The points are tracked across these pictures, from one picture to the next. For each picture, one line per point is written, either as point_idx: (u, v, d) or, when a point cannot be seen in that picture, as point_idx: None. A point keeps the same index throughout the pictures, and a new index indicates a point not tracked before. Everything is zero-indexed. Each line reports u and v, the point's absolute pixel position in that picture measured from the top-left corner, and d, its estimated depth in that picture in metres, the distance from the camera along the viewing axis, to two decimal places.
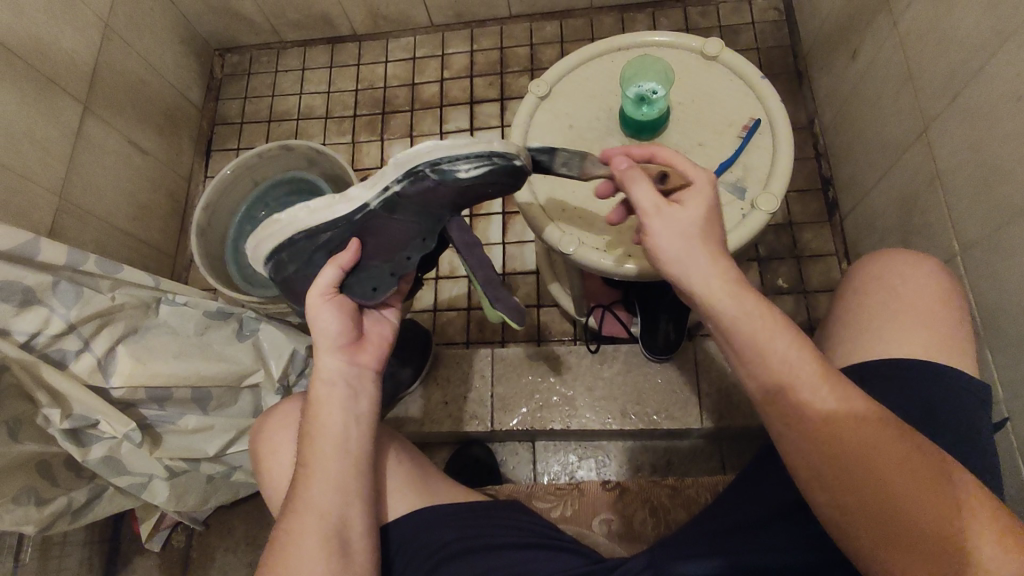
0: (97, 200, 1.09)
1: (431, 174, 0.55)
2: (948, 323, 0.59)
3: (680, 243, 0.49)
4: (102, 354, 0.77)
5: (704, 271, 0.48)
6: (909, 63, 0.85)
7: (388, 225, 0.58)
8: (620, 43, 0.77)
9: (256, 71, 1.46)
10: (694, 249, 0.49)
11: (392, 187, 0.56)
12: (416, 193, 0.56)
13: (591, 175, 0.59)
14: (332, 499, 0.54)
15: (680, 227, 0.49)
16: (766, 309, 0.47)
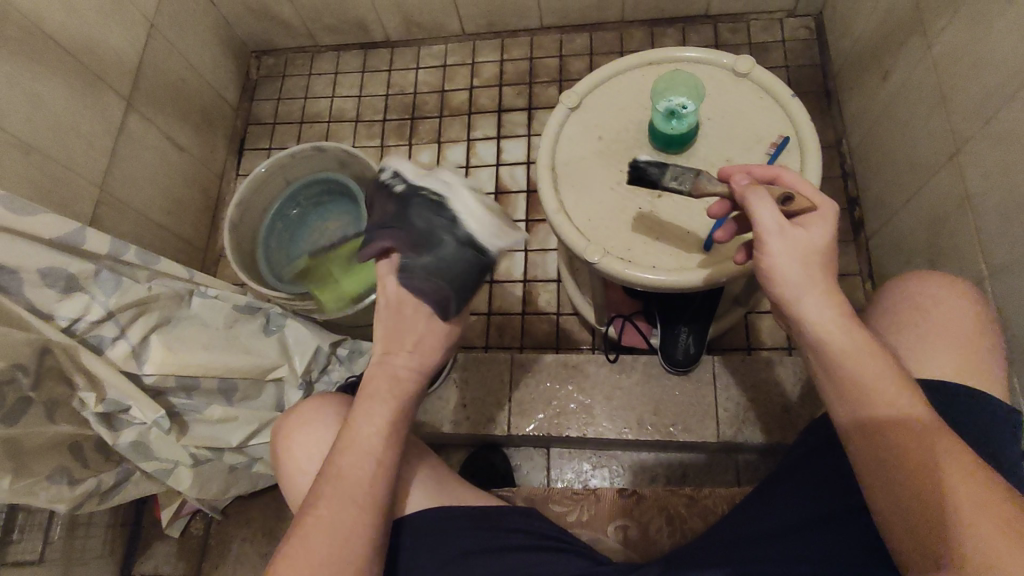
0: (134, 193, 1.13)
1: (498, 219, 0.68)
2: (976, 345, 0.59)
3: (800, 271, 0.49)
4: (137, 342, 0.79)
5: (817, 305, 0.48)
6: (942, 85, 0.85)
7: None
8: (652, 57, 0.78)
9: (291, 74, 1.50)
10: (814, 279, 0.48)
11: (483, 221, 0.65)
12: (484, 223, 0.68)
13: (706, 190, 0.59)
14: (363, 474, 0.53)
15: (802, 257, 0.49)
16: (874, 348, 0.48)
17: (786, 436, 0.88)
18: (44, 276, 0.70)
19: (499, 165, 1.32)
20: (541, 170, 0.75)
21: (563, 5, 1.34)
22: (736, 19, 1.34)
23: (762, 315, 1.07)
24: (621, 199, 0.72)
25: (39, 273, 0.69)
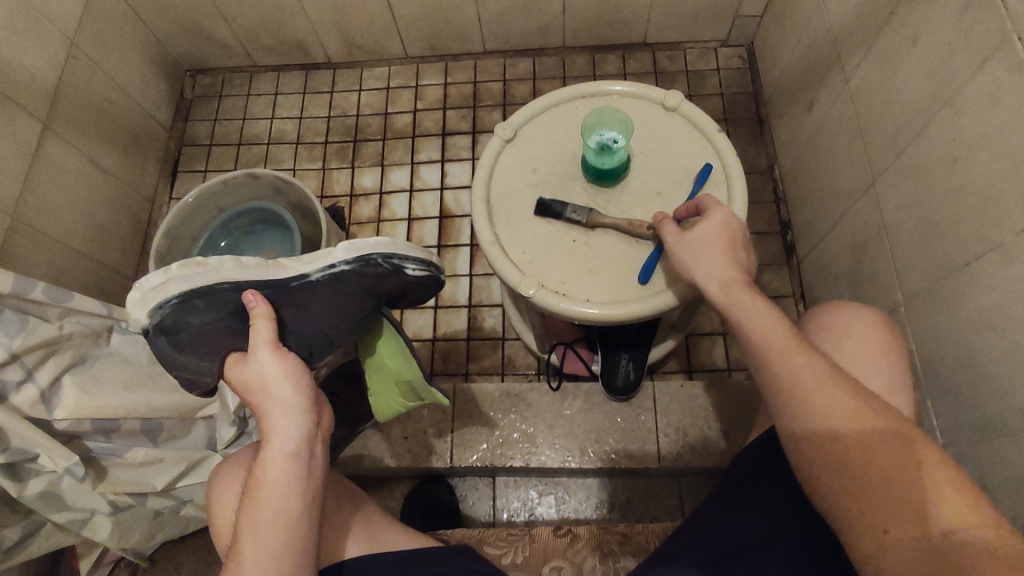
0: (53, 221, 1.06)
1: (383, 264, 0.67)
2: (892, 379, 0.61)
3: (701, 256, 0.58)
4: (46, 386, 0.74)
5: (715, 275, 0.57)
6: (859, 118, 0.89)
7: (323, 296, 0.65)
8: (585, 90, 0.79)
9: (227, 94, 1.45)
10: (712, 257, 0.58)
11: (337, 264, 0.65)
12: (363, 271, 0.66)
13: (598, 221, 0.71)
14: (276, 525, 0.51)
15: (711, 243, 0.58)
16: (753, 299, 0.55)
17: (725, 459, 0.89)
18: None
19: (443, 189, 1.31)
20: (475, 204, 0.74)
21: (506, 31, 1.35)
22: (673, 47, 1.38)
23: (701, 338, 1.10)
24: (555, 232, 0.72)
25: None
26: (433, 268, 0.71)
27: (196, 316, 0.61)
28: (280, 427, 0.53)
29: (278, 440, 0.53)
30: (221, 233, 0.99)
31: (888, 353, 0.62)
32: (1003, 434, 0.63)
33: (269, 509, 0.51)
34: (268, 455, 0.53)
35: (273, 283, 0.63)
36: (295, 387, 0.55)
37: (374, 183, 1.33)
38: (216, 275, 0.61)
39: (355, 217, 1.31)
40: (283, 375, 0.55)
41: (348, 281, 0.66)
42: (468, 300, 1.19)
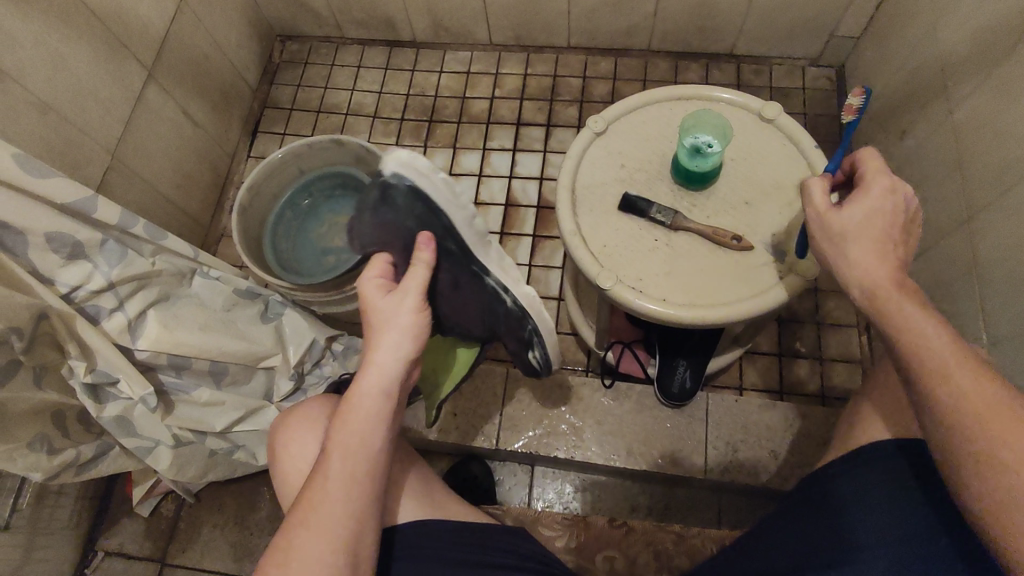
0: (145, 164, 1.11)
1: (530, 330, 0.70)
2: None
3: (861, 233, 0.52)
4: (134, 316, 0.78)
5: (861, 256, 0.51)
6: (960, 152, 0.87)
7: (478, 300, 0.68)
8: (681, 93, 0.78)
9: (313, 62, 1.49)
10: (863, 236, 0.52)
11: (507, 294, 0.68)
12: (513, 317, 0.69)
13: (682, 225, 0.70)
14: (365, 441, 0.54)
15: (863, 227, 0.52)
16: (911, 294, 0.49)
17: (773, 480, 0.88)
18: (50, 241, 0.68)
19: (512, 177, 1.32)
20: (560, 192, 0.75)
21: (593, 28, 1.35)
22: (759, 61, 1.36)
23: (756, 356, 1.08)
24: (636, 230, 0.72)
25: (45, 237, 0.67)
26: (540, 373, 0.76)
27: (407, 211, 0.63)
28: (389, 370, 0.56)
29: (385, 381, 0.56)
30: (301, 193, 1.02)
31: None
32: None
33: (359, 442, 0.54)
34: (370, 391, 0.55)
35: (471, 257, 0.66)
36: (414, 336, 0.57)
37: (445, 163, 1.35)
38: (447, 207, 0.63)
39: None
40: (410, 324, 0.57)
41: (499, 312, 0.69)
42: None
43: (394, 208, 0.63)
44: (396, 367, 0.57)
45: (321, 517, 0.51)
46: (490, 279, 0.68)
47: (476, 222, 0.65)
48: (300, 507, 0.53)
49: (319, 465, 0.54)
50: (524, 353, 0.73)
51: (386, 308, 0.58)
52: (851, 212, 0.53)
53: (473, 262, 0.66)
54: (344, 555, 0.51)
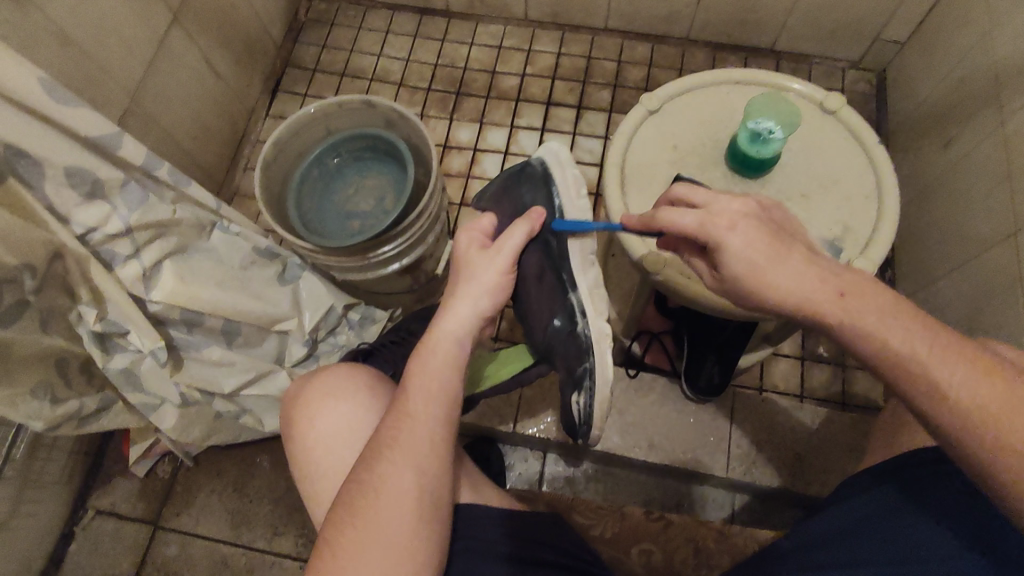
0: (163, 112, 1.07)
1: (584, 371, 0.61)
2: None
3: (761, 254, 0.48)
4: (149, 265, 0.74)
5: (780, 279, 0.47)
6: (1013, 162, 0.84)
7: (554, 310, 0.64)
8: (740, 77, 0.75)
9: (340, 24, 1.44)
10: (771, 260, 0.48)
11: (580, 316, 0.62)
12: (576, 345, 0.62)
13: None
14: (442, 387, 0.56)
15: (757, 240, 0.49)
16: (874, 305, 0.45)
17: (794, 484, 0.86)
18: (70, 175, 0.63)
19: None
20: (609, 169, 0.72)
21: (633, 10, 1.31)
22: (800, 59, 1.33)
23: (779, 358, 1.06)
24: None
25: (65, 170, 0.63)
26: (573, 429, 0.68)
27: (535, 188, 0.67)
28: (468, 322, 0.58)
29: (463, 333, 0.58)
30: (328, 153, 0.98)
31: None
32: None
33: (435, 389, 0.56)
34: (449, 341, 0.57)
35: (561, 263, 0.63)
36: (494, 294, 0.59)
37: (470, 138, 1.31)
38: (563, 198, 0.64)
39: (444, 169, 1.29)
40: (496, 280, 0.59)
41: (566, 331, 0.63)
42: None
43: (530, 181, 0.68)
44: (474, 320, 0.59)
45: (398, 456, 0.53)
46: (573, 297, 0.63)
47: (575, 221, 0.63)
48: (376, 448, 0.54)
49: (396, 406, 0.56)
50: (571, 392, 0.65)
51: (472, 264, 0.60)
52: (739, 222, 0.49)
53: (555, 267, 0.63)
54: (418, 494, 0.53)
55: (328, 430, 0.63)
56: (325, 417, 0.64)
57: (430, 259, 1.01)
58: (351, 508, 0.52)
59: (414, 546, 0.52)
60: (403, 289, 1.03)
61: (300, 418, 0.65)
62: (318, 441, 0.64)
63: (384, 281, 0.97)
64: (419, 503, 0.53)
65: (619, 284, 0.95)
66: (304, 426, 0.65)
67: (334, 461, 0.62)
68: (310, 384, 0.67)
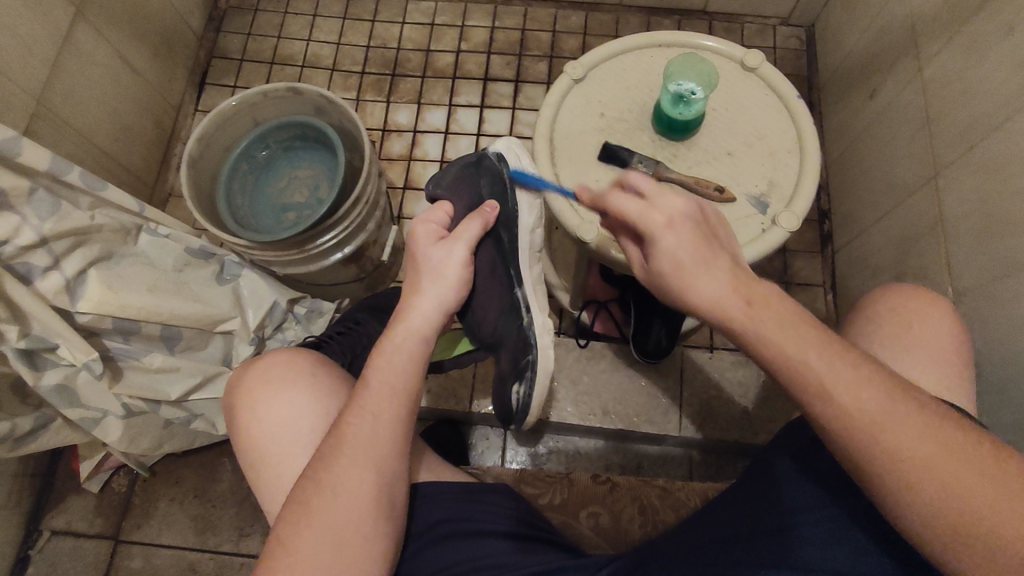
0: (77, 114, 1.01)
1: (528, 360, 0.63)
2: (949, 359, 0.60)
3: (691, 258, 0.48)
4: (72, 276, 0.71)
5: (707, 289, 0.47)
6: (929, 108, 0.87)
7: (497, 302, 0.65)
8: (663, 39, 0.75)
9: (264, 9, 1.39)
10: (699, 268, 0.48)
11: (524, 309, 0.64)
12: (519, 334, 0.64)
13: (664, 177, 0.68)
14: (402, 378, 0.56)
15: (687, 238, 0.48)
16: (790, 321, 0.45)
17: (744, 436, 0.89)
18: None
19: (480, 135, 1.28)
20: (537, 143, 0.72)
21: None
22: (731, 20, 1.33)
23: None
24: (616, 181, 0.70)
25: None
26: (508, 417, 0.68)
27: (492, 186, 0.64)
28: (431, 318, 0.58)
29: (424, 329, 0.58)
30: (257, 145, 0.95)
31: (948, 338, 0.61)
32: None
33: (395, 386, 0.56)
34: (411, 337, 0.57)
35: (512, 258, 0.63)
36: (456, 287, 0.59)
37: (410, 121, 1.29)
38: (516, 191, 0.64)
39: (385, 153, 1.27)
40: (457, 272, 0.59)
41: (513, 315, 0.64)
42: None
43: (484, 174, 0.65)
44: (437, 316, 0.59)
45: (356, 457, 0.53)
46: (519, 292, 0.64)
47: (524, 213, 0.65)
48: (331, 444, 0.54)
49: (354, 400, 0.55)
50: (512, 382, 0.66)
51: (432, 258, 0.59)
52: (682, 218, 0.49)
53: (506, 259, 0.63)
54: (373, 494, 0.53)
55: (269, 419, 0.63)
56: (264, 409, 0.63)
57: (375, 246, 1.00)
58: (306, 508, 0.51)
59: (364, 548, 0.52)
60: (349, 279, 1.02)
61: (241, 411, 0.64)
62: (257, 434, 0.63)
63: (328, 271, 0.96)
64: (376, 503, 0.53)
65: (565, 256, 0.96)
66: (244, 418, 0.64)
67: (275, 453, 0.62)
68: (246, 377, 0.66)
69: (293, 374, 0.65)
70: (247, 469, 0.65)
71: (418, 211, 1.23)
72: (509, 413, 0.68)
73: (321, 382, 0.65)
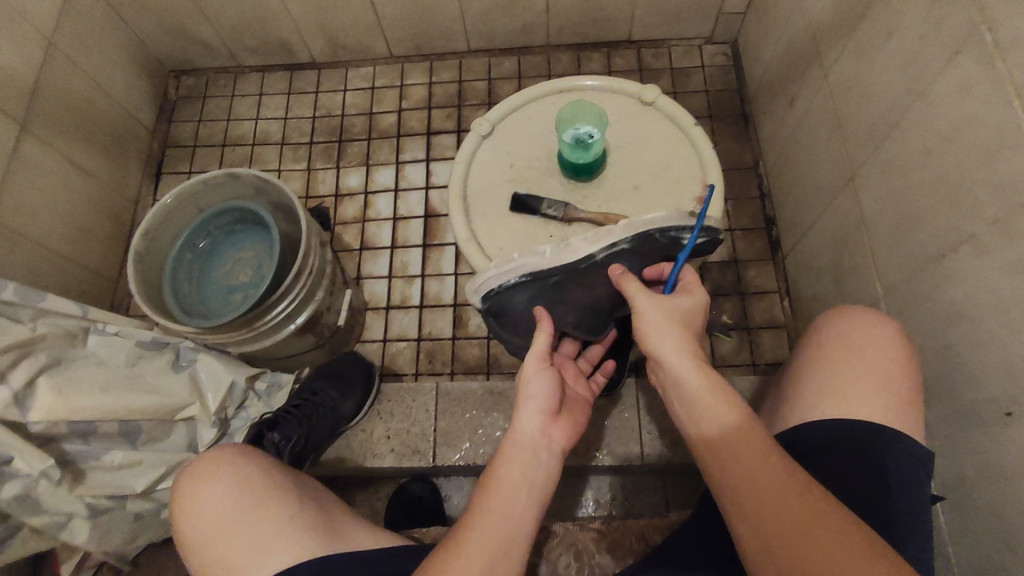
0: (31, 223, 1.05)
1: (661, 238, 0.63)
2: (904, 384, 0.62)
3: (662, 325, 0.56)
4: (19, 388, 0.73)
5: (674, 350, 0.54)
6: (838, 112, 0.89)
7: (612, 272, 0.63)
8: (562, 86, 0.78)
9: (211, 95, 1.44)
10: (670, 331, 0.55)
11: (619, 243, 0.62)
12: (638, 249, 0.62)
13: (574, 217, 0.70)
14: (518, 502, 0.51)
15: (669, 316, 0.56)
16: (720, 402, 0.52)
17: None
18: None
19: (428, 188, 1.31)
20: (452, 202, 0.74)
21: (489, 29, 1.34)
22: (658, 45, 1.37)
23: None
24: (531, 228, 0.72)
25: None
26: (712, 236, 0.65)
27: (525, 301, 0.64)
28: (544, 456, 0.55)
29: (534, 446, 0.54)
30: (201, 232, 0.98)
31: (893, 354, 0.64)
32: (976, 426, 0.62)
33: (501, 540, 0.49)
34: (521, 453, 0.53)
35: (577, 265, 0.62)
36: (544, 397, 0.57)
37: (359, 183, 1.33)
38: (534, 269, 0.62)
39: (340, 218, 1.30)
40: (538, 386, 0.58)
41: (650, 244, 0.63)
42: (453, 298, 1.22)
43: (510, 312, 0.64)
44: (549, 454, 0.55)
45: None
46: (599, 253, 0.62)
47: (576, 245, 0.62)
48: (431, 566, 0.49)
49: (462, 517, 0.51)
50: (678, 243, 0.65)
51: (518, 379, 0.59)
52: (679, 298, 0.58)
53: (630, 247, 0.62)
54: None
55: (222, 504, 0.61)
56: (197, 492, 0.63)
57: (328, 313, 1.02)
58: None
59: None
60: (308, 347, 1.03)
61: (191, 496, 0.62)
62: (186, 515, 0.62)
63: (282, 345, 0.97)
64: None
65: None
66: (196, 502, 0.62)
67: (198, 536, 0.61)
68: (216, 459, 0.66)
69: (264, 470, 0.64)
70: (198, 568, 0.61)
71: (375, 270, 1.25)
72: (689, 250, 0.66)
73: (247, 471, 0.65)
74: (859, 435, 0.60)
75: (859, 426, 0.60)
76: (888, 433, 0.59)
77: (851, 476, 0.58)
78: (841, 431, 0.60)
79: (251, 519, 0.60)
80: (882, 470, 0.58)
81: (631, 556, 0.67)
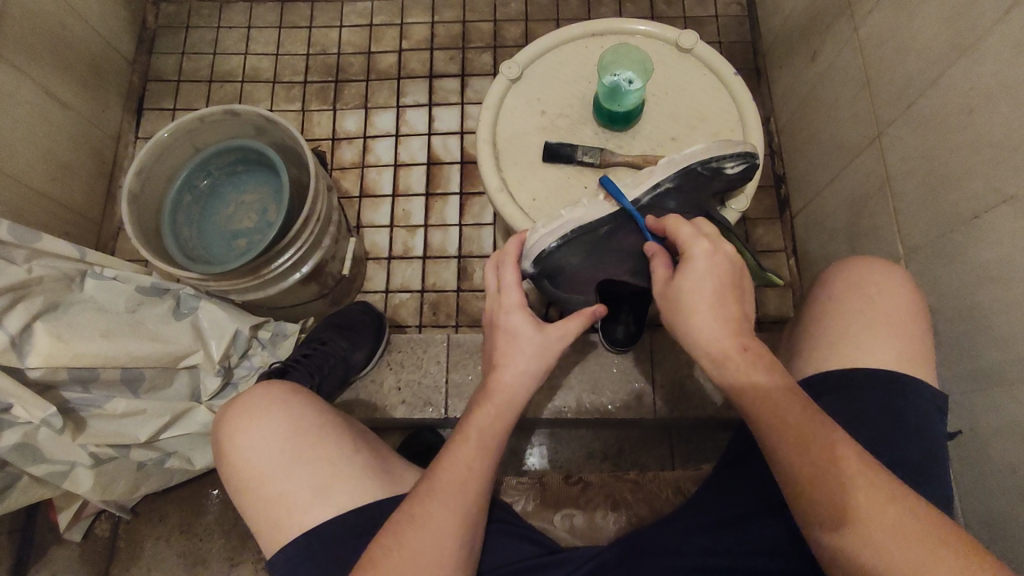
0: (7, 157, 0.97)
1: (704, 170, 0.61)
2: (925, 338, 0.63)
3: (695, 299, 0.49)
4: (17, 332, 0.70)
5: (698, 327, 0.49)
6: (867, 67, 0.87)
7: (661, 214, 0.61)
8: (595, 29, 0.74)
9: (195, 26, 1.34)
10: (700, 304, 0.49)
11: (663, 182, 0.60)
12: (683, 186, 0.61)
13: (610, 163, 0.68)
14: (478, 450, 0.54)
15: (697, 289, 0.49)
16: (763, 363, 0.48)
17: (717, 411, 0.91)
18: None
19: (431, 135, 1.26)
20: (480, 149, 0.70)
21: None
22: None
23: None
24: (564, 178, 0.69)
25: None
26: (751, 160, 0.63)
27: (577, 260, 0.61)
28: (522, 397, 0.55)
29: (520, 391, 0.55)
30: (199, 173, 0.93)
31: (913, 305, 0.64)
32: (1000, 383, 0.63)
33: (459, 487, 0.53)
34: (507, 392, 0.54)
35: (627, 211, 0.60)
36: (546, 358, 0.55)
37: (358, 127, 1.27)
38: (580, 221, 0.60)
39: (338, 162, 1.25)
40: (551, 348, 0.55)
41: (693, 179, 0.61)
42: (458, 250, 1.19)
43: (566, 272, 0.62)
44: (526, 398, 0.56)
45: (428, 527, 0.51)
46: (641, 195, 0.60)
47: (616, 193, 0.61)
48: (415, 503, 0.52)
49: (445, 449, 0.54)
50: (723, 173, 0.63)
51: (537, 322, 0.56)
52: (694, 268, 0.50)
53: (674, 185, 0.60)
54: (465, 510, 0.53)
55: (277, 445, 0.60)
56: (243, 437, 0.61)
57: (334, 261, 0.98)
58: (403, 521, 0.51)
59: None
60: (313, 296, 1.00)
61: (237, 437, 0.61)
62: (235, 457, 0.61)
63: (289, 293, 0.94)
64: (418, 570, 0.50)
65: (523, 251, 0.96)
66: (246, 442, 0.61)
67: (248, 477, 0.60)
68: (263, 393, 0.63)
69: (312, 409, 0.63)
70: (245, 511, 0.61)
71: (376, 218, 1.21)
72: (733, 177, 0.63)
73: (296, 413, 0.62)
74: (871, 381, 0.60)
75: (877, 374, 0.60)
76: (905, 382, 0.60)
77: (884, 429, 0.58)
78: (862, 381, 0.60)
79: (299, 464, 0.60)
80: (897, 412, 0.59)
81: (666, 506, 0.68)
